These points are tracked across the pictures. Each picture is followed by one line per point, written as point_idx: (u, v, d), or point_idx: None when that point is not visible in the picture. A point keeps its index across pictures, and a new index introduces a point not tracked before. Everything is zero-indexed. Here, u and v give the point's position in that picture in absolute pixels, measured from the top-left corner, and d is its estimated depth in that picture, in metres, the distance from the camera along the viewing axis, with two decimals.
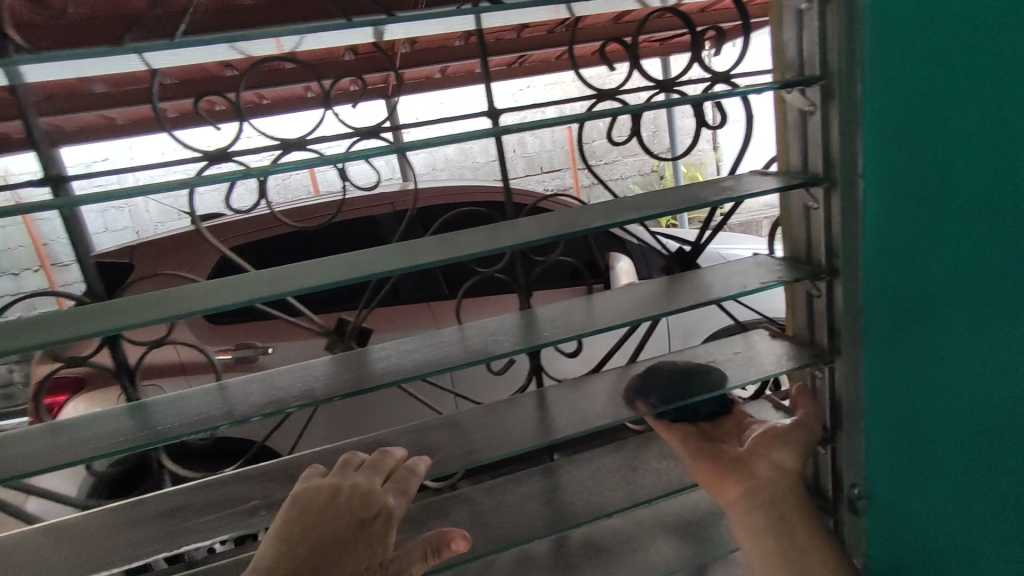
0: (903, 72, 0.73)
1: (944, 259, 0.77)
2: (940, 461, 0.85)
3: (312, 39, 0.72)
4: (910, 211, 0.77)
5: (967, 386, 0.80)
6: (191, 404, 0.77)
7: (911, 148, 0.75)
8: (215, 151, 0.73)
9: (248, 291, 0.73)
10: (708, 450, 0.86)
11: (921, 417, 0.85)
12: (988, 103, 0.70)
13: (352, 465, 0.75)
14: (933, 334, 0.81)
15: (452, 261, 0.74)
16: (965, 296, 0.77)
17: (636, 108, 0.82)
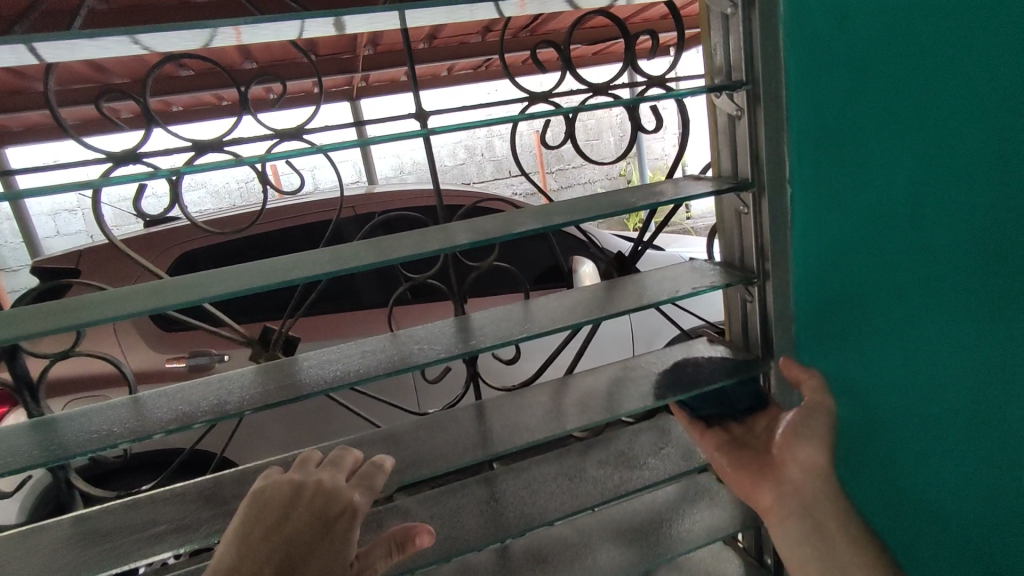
0: (812, 65, 0.76)
1: (874, 236, 0.78)
2: (889, 444, 0.85)
3: (225, 36, 0.69)
4: (837, 195, 0.80)
5: (898, 365, 0.81)
6: (98, 419, 0.68)
7: (829, 133, 0.78)
8: (121, 152, 0.70)
9: (160, 298, 0.69)
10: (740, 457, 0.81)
11: (867, 402, 0.84)
12: (913, 95, 0.71)
13: (311, 465, 0.72)
14: (865, 312, 0.82)
15: (377, 265, 0.71)
16: (893, 269, 0.78)
17: (569, 110, 0.81)
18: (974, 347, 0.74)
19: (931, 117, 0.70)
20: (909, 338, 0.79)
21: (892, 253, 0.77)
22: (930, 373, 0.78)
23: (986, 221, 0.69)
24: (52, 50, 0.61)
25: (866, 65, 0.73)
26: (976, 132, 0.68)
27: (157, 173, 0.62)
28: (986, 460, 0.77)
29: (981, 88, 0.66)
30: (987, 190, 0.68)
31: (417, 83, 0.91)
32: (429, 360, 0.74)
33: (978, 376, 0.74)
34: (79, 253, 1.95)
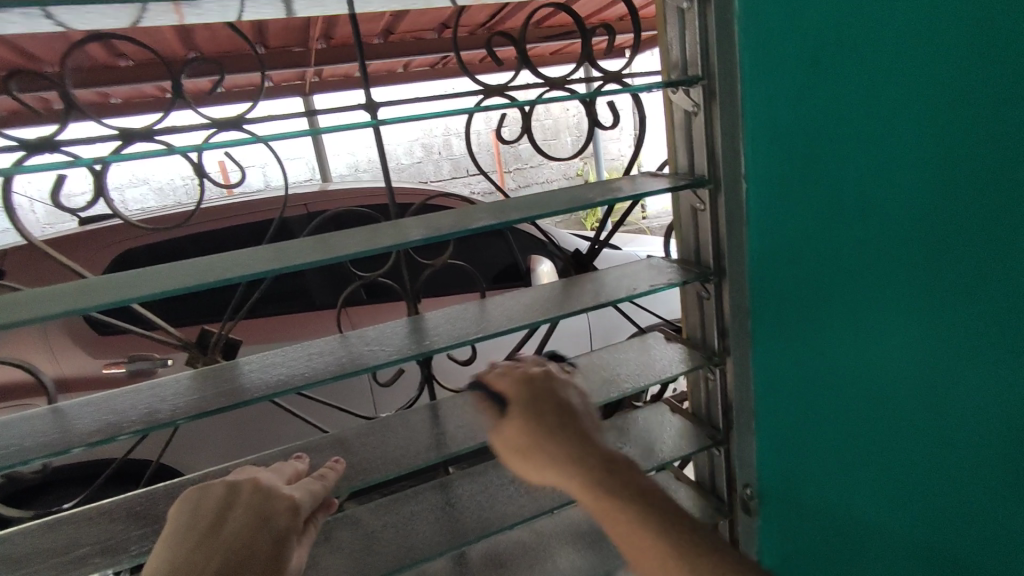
0: (772, 58, 0.76)
1: (835, 229, 0.77)
2: (856, 437, 0.84)
3: (154, 14, 0.64)
4: (799, 190, 0.79)
5: (858, 360, 0.80)
6: (14, 432, 0.62)
7: (780, 128, 0.78)
8: (39, 139, 0.64)
9: (83, 298, 0.63)
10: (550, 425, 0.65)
11: (830, 393, 0.85)
12: (878, 74, 0.66)
13: (244, 471, 0.69)
14: (821, 306, 0.82)
15: (321, 263, 0.67)
16: (856, 265, 0.76)
17: (523, 103, 0.79)
18: (949, 351, 0.69)
19: (902, 103, 0.65)
20: (879, 338, 0.76)
21: (858, 250, 0.75)
22: (906, 375, 0.75)
23: (959, 215, 0.63)
24: None
25: (825, 53, 0.71)
26: (948, 109, 0.61)
27: (77, 162, 0.57)
28: (958, 471, 0.73)
29: (956, 68, 0.60)
30: (955, 182, 0.63)
31: (366, 73, 0.87)
32: (381, 362, 0.71)
33: (944, 372, 0.70)
34: (3, 254, 1.80)
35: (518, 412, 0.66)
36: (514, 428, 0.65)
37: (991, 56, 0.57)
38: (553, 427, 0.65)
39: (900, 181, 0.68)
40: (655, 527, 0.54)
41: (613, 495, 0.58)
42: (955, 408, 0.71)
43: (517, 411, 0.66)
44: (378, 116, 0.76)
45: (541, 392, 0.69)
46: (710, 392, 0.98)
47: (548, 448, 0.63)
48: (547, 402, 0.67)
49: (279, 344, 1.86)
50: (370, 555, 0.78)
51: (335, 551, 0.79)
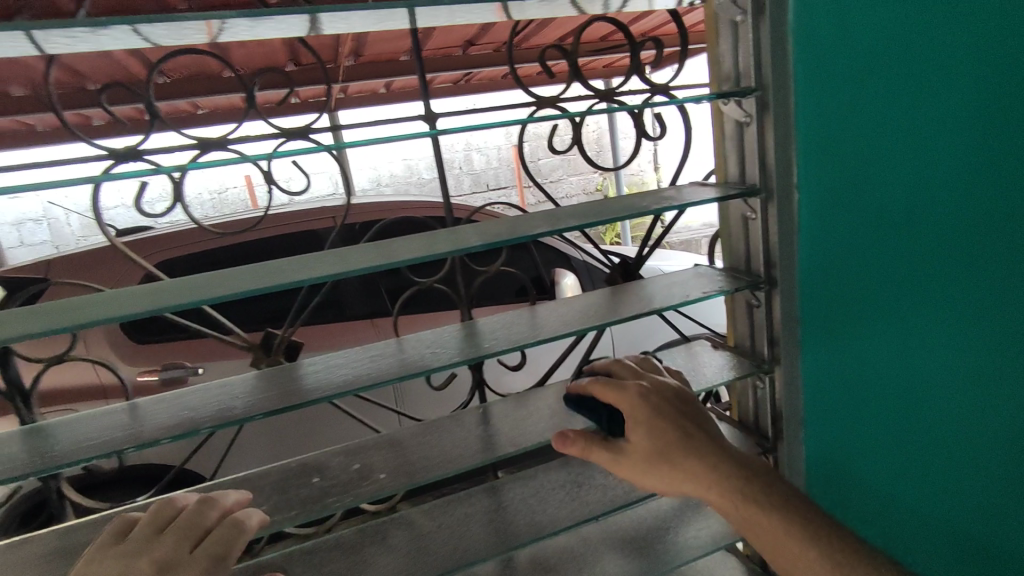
0: (824, 59, 0.79)
1: (875, 233, 0.81)
2: (888, 433, 0.87)
3: (230, 29, 0.67)
4: (840, 193, 0.83)
5: (894, 358, 0.83)
6: (94, 426, 0.64)
7: (826, 129, 0.82)
8: (124, 149, 0.67)
9: (159, 298, 0.65)
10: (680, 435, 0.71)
11: (866, 391, 0.88)
12: (930, 86, 0.71)
13: (143, 536, 0.60)
14: (858, 304, 0.85)
15: (385, 268, 0.70)
16: (897, 267, 0.79)
17: (576, 115, 0.81)
18: (983, 350, 0.74)
19: (952, 118, 0.70)
20: (914, 348, 0.81)
21: (901, 254, 0.79)
22: (944, 384, 0.79)
23: (1005, 243, 0.69)
24: (59, 40, 0.59)
25: (877, 63, 0.74)
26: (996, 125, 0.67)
27: (161, 168, 0.60)
28: (994, 461, 0.77)
29: (1014, 103, 0.65)
30: (1004, 213, 0.69)
31: (427, 85, 0.90)
32: (439, 365, 0.73)
33: (982, 371, 0.75)
34: (50, 263, 1.90)
35: (643, 438, 0.71)
36: (650, 446, 0.71)
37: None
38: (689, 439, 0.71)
39: (948, 191, 0.72)
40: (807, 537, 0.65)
41: (770, 507, 0.67)
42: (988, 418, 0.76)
43: (640, 436, 0.72)
44: (438, 126, 0.77)
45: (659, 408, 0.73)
46: (760, 400, 0.97)
47: (683, 474, 0.69)
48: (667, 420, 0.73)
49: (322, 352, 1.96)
50: (423, 555, 0.79)
51: (388, 551, 0.80)
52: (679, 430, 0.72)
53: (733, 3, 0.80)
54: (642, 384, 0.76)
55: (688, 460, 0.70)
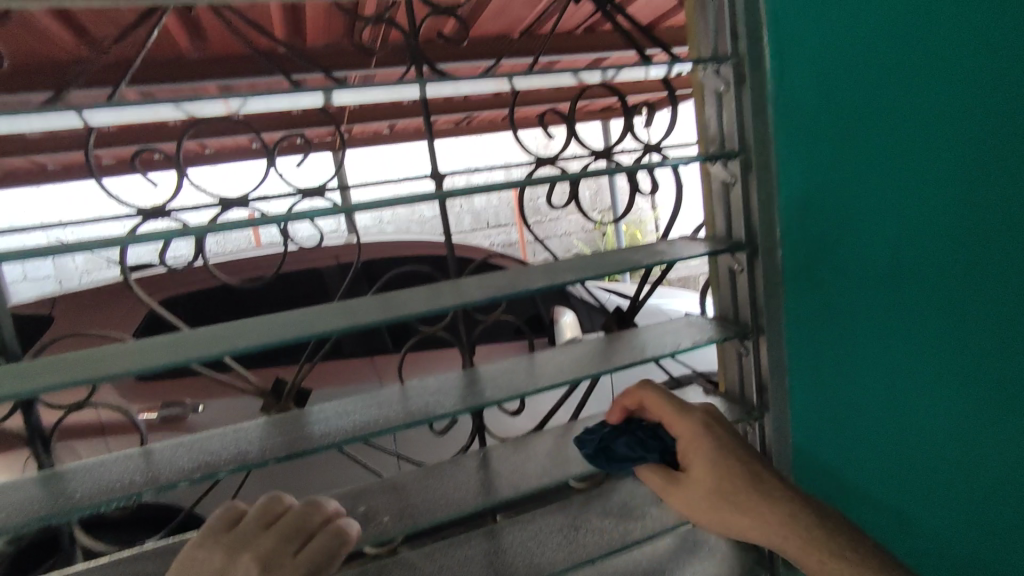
0: (802, 87, 0.84)
1: (867, 254, 0.83)
2: (889, 452, 0.88)
3: (251, 103, 0.73)
4: (826, 216, 0.85)
5: (893, 375, 0.85)
6: (109, 471, 0.67)
7: (810, 155, 0.85)
8: (151, 208, 0.72)
9: (178, 350, 0.69)
10: (739, 471, 0.78)
11: (866, 408, 0.89)
12: (911, 109, 0.75)
13: (252, 528, 0.69)
14: (852, 322, 0.87)
15: (392, 321, 0.74)
16: (891, 284, 0.81)
17: (573, 175, 0.86)
18: (980, 360, 0.76)
19: (935, 138, 0.74)
20: (904, 374, 0.84)
21: (895, 271, 0.80)
22: (935, 409, 0.82)
23: (994, 263, 0.72)
24: (99, 114, 0.64)
25: (855, 87, 0.79)
26: (981, 143, 0.70)
27: (187, 232, 0.65)
28: (998, 472, 0.78)
29: (994, 119, 0.69)
30: (992, 232, 0.72)
31: (434, 146, 0.94)
32: (442, 413, 0.76)
33: (982, 382, 0.76)
34: (56, 299, 1.93)
35: (694, 482, 0.78)
36: (706, 480, 0.78)
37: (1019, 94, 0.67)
38: (745, 471, 0.78)
39: (938, 207, 0.75)
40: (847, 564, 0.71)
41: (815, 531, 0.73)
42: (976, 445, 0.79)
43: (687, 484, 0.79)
44: (444, 188, 0.81)
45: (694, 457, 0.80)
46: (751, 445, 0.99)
47: (744, 505, 0.75)
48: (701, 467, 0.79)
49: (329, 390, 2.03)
50: None
51: None
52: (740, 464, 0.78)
53: (716, 75, 0.86)
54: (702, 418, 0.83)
55: (748, 491, 0.76)
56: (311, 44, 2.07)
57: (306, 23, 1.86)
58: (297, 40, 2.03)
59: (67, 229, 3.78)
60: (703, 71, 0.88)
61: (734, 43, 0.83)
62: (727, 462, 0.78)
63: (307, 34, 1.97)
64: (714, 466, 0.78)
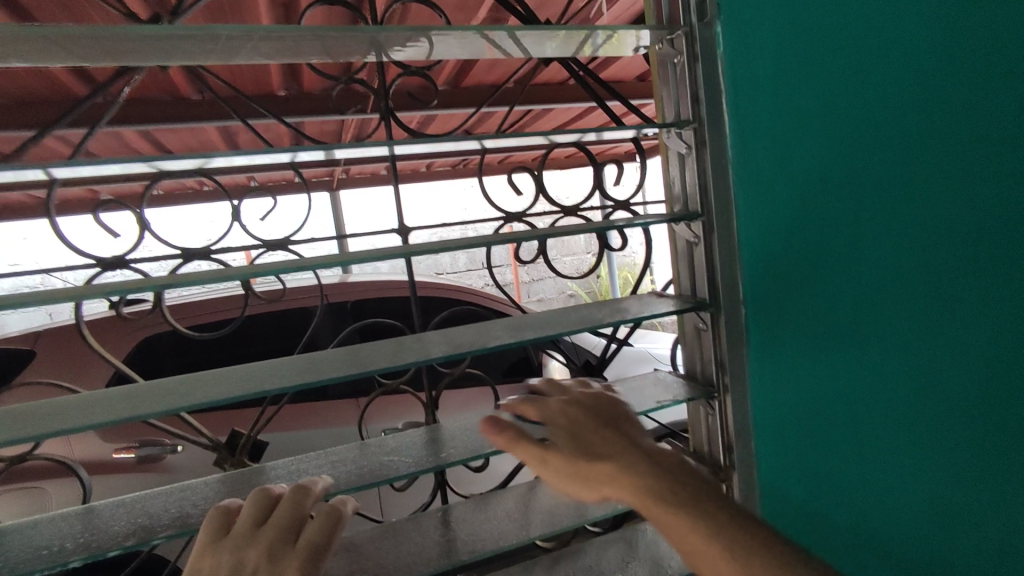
0: (757, 83, 0.84)
1: (831, 240, 0.80)
2: (863, 451, 0.83)
3: (222, 161, 0.74)
4: (787, 206, 0.84)
5: (859, 366, 0.80)
6: (49, 531, 0.65)
7: (772, 146, 0.84)
8: (112, 259, 0.73)
9: (130, 405, 0.67)
10: (603, 442, 0.70)
11: (834, 404, 0.85)
12: (860, 88, 0.73)
13: (250, 527, 0.63)
14: (819, 314, 0.84)
15: (350, 378, 0.73)
16: (855, 269, 0.78)
17: (540, 232, 0.86)
18: (945, 346, 0.71)
19: (885, 114, 0.71)
20: (871, 383, 0.79)
21: (858, 254, 0.78)
22: (910, 417, 0.76)
23: (956, 238, 0.68)
24: (72, 168, 0.66)
25: (807, 69, 0.79)
26: (933, 116, 0.67)
27: (146, 286, 0.64)
28: (976, 471, 0.71)
29: (945, 86, 0.66)
30: (953, 202, 0.68)
31: (401, 199, 0.94)
32: (399, 473, 0.74)
33: (951, 369, 0.71)
34: (37, 335, 1.90)
35: (556, 462, 0.69)
36: (567, 456, 0.69)
37: (969, 63, 0.64)
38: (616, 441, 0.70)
39: (892, 185, 0.72)
40: (716, 532, 0.61)
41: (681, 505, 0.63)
42: (944, 471, 0.74)
43: (562, 440, 0.70)
44: (411, 244, 0.81)
45: (577, 419, 0.73)
46: None
47: (605, 477, 0.67)
48: (588, 426, 0.73)
49: (307, 430, 2.00)
50: None
51: None
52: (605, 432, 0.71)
53: (677, 138, 0.88)
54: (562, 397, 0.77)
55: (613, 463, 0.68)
56: (309, 88, 2.15)
57: (300, 73, 1.95)
58: (295, 85, 2.10)
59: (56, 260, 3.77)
60: (665, 135, 0.89)
61: (694, 108, 0.85)
62: (601, 429, 0.72)
63: (305, 79, 2.05)
64: (572, 441, 0.70)
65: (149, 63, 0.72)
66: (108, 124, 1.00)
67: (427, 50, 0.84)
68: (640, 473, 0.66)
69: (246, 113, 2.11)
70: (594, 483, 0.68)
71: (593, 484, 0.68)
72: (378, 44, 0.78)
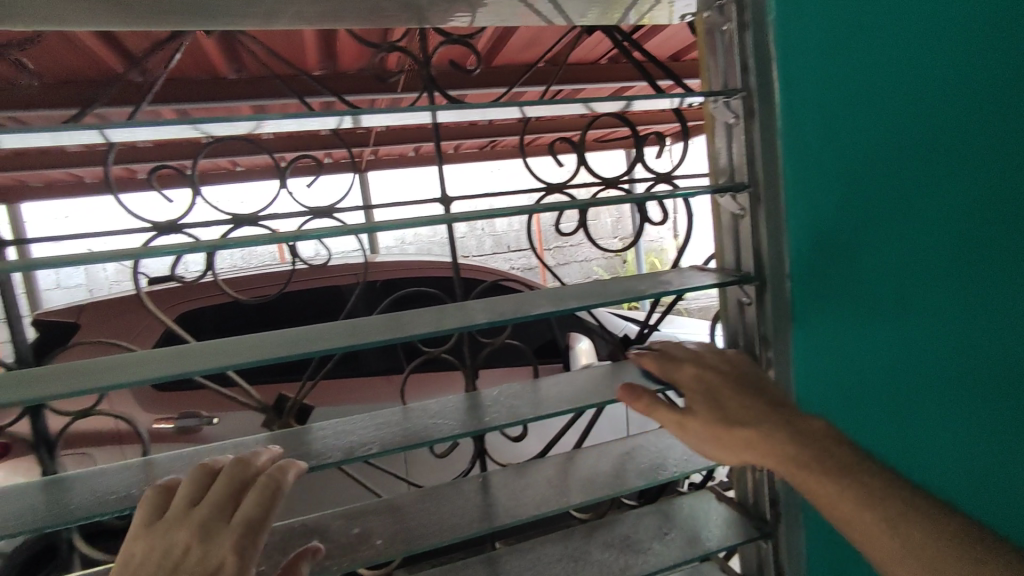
0: (806, 50, 0.81)
1: (869, 212, 0.79)
2: (896, 428, 0.81)
3: (267, 126, 0.76)
4: (826, 178, 0.82)
5: (893, 342, 0.79)
6: (112, 478, 0.68)
7: (814, 113, 0.82)
8: (167, 223, 0.76)
9: (184, 363, 0.70)
10: (739, 410, 0.74)
11: (866, 380, 0.83)
12: (905, 53, 0.71)
13: (182, 508, 0.61)
14: (854, 287, 0.82)
15: (392, 342, 0.74)
16: (894, 242, 0.77)
17: (581, 202, 0.85)
18: (978, 322, 0.69)
19: (929, 82, 0.69)
20: (903, 358, 0.78)
21: (896, 226, 0.76)
22: (941, 395, 0.75)
23: (994, 211, 0.66)
24: (128, 131, 0.68)
25: (851, 35, 0.76)
26: (978, 83, 0.65)
27: (198, 247, 0.67)
28: (1004, 451, 0.70)
29: (992, 52, 0.63)
30: (993, 174, 0.65)
31: (442, 170, 0.94)
32: (441, 436, 0.75)
33: (983, 346, 0.69)
34: (81, 309, 1.97)
35: (698, 429, 0.75)
36: (703, 424, 0.75)
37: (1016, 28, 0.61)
38: (754, 410, 0.74)
39: (933, 156, 0.70)
40: (866, 500, 0.62)
41: (830, 473, 0.64)
42: (975, 450, 0.73)
43: (700, 408, 0.76)
44: (452, 212, 0.81)
45: (714, 386, 0.79)
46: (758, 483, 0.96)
47: (744, 444, 0.71)
48: (725, 393, 0.77)
49: (341, 404, 2.05)
50: None
51: None
52: (743, 400, 0.75)
53: (726, 108, 0.87)
54: (696, 366, 0.82)
55: (750, 434, 0.71)
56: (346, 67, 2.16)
57: (340, 50, 1.92)
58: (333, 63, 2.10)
59: (97, 243, 3.91)
60: (713, 104, 0.88)
61: (744, 77, 0.84)
62: (739, 397, 0.76)
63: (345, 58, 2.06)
64: (712, 410, 0.76)
65: (197, 29, 0.73)
66: (146, 105, 1.00)
67: (468, 18, 0.83)
68: (781, 443, 0.68)
69: (300, 89, 2.06)
70: (740, 451, 0.72)
71: (737, 451, 0.72)
72: (420, 11, 0.78)
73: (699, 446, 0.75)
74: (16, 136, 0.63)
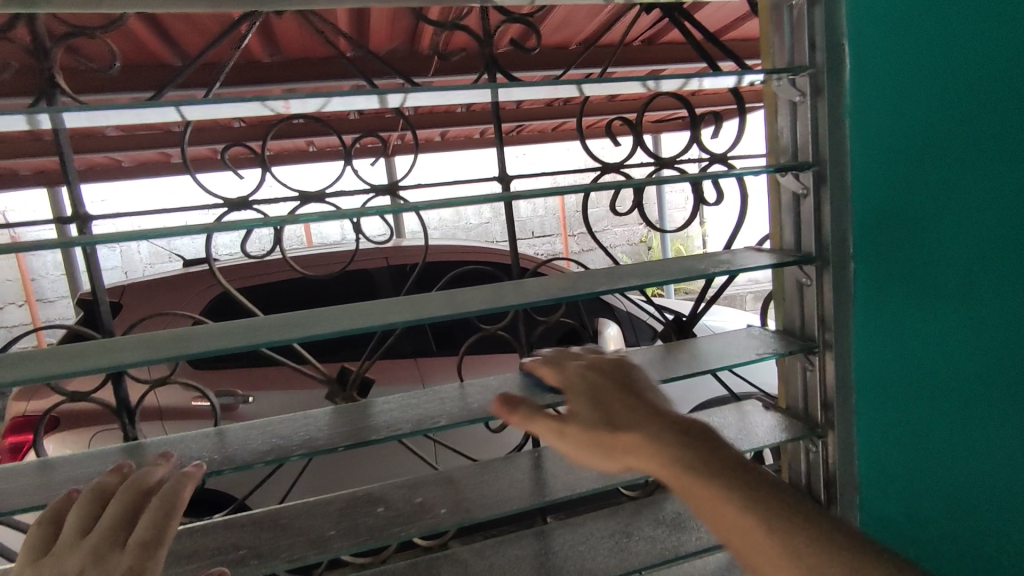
0: (877, 41, 0.81)
1: (934, 210, 0.79)
2: (951, 424, 0.83)
3: (334, 104, 0.77)
4: (891, 172, 0.83)
5: (951, 340, 0.80)
6: (189, 447, 0.73)
7: (882, 108, 0.83)
8: (237, 200, 0.79)
9: (253, 335, 0.72)
10: (624, 411, 0.67)
11: (923, 374, 0.84)
12: (981, 55, 0.71)
13: (75, 532, 0.60)
14: (914, 283, 0.83)
15: (452, 318, 0.75)
16: (957, 240, 0.77)
17: (638, 182, 0.84)
18: None
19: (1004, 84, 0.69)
20: (961, 356, 0.79)
21: (962, 225, 0.77)
22: (997, 394, 0.76)
23: None
24: (202, 108, 0.70)
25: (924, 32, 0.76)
26: None
27: (268, 222, 0.68)
28: None
29: None
30: None
31: (502, 149, 0.95)
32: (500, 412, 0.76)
33: None
34: (123, 289, 2.02)
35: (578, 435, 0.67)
36: (584, 431, 0.66)
37: None
38: (639, 409, 0.67)
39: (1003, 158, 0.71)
40: (753, 509, 0.55)
41: (717, 478, 0.58)
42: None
43: (583, 410, 0.68)
44: (511, 190, 0.82)
45: (599, 386, 0.71)
46: (811, 466, 0.96)
47: (625, 449, 0.63)
48: (610, 394, 0.70)
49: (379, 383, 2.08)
50: None
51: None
52: (627, 401, 0.68)
53: (791, 85, 0.85)
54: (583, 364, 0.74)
55: (635, 436, 0.63)
56: None
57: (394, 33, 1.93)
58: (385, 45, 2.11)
59: (139, 224, 4.02)
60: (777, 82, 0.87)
61: (812, 53, 0.83)
62: (625, 398, 0.69)
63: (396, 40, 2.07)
64: (591, 412, 0.68)
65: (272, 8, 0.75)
66: (216, 86, 1.02)
67: None
68: (665, 446, 0.61)
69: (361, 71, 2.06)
70: (620, 457, 0.64)
71: (618, 457, 0.64)
72: None
73: (578, 452, 0.66)
74: (100, 113, 0.65)
